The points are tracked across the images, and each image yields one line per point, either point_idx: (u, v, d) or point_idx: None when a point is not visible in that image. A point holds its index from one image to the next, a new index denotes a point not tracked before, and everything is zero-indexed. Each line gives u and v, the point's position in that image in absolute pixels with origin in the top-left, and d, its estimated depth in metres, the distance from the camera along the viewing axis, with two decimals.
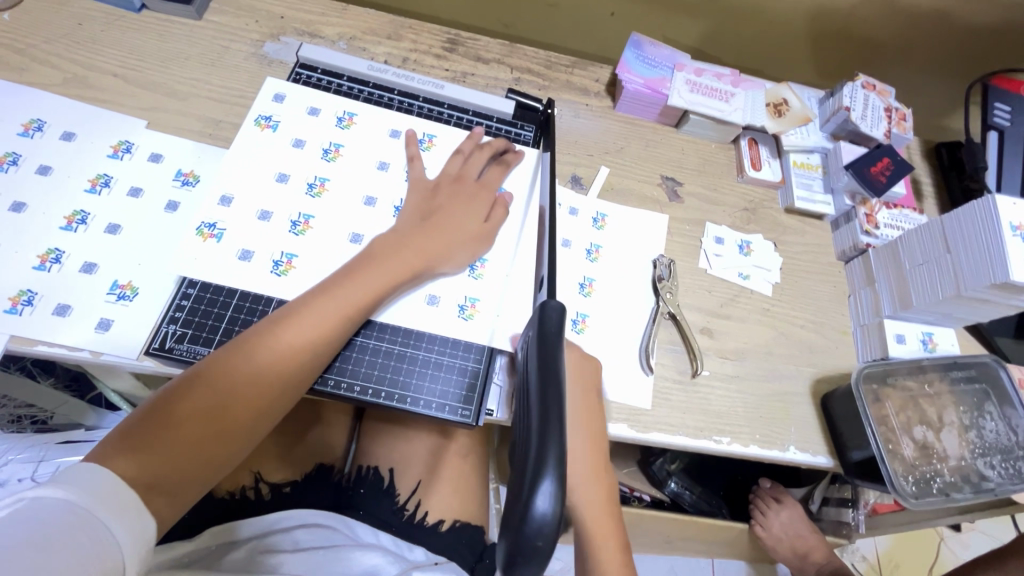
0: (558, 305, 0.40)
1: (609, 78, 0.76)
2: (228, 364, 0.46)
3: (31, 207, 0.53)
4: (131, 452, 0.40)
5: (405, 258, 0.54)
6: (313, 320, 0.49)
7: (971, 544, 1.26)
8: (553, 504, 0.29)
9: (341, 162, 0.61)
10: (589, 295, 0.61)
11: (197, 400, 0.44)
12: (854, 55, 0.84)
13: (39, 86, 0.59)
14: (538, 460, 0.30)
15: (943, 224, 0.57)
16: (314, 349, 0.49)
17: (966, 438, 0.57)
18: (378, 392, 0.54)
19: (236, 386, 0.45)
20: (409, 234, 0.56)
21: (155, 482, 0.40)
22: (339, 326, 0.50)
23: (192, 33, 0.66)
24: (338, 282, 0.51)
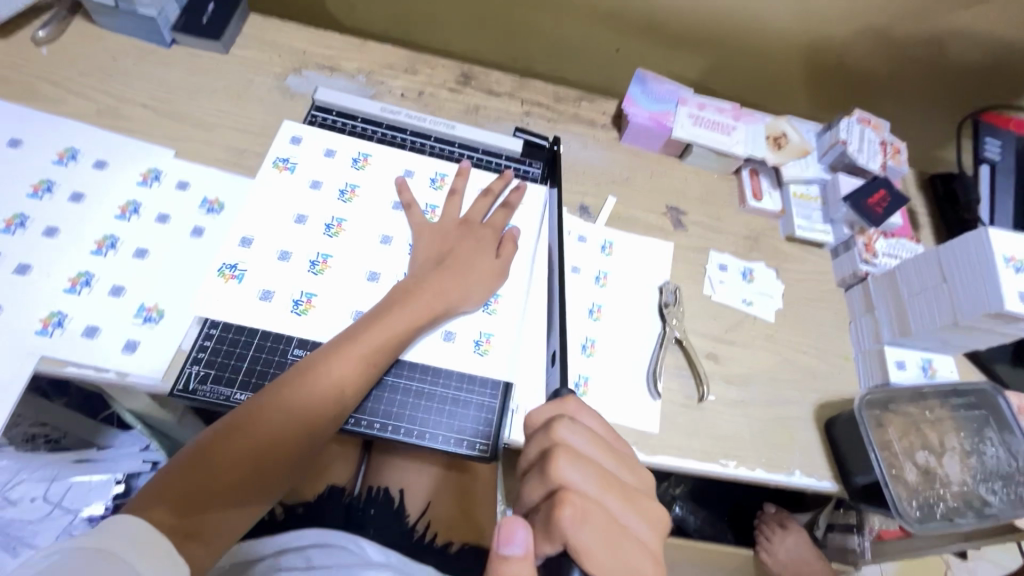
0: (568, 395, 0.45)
1: (615, 111, 0.79)
2: (261, 410, 0.48)
3: (63, 232, 0.55)
4: (171, 501, 0.42)
5: (425, 300, 0.56)
6: (342, 366, 0.51)
7: (977, 572, 1.25)
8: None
9: (357, 202, 0.63)
10: (598, 320, 0.63)
11: (231, 448, 0.46)
12: (850, 90, 0.87)
13: (73, 117, 0.62)
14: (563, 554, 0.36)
15: (939, 254, 0.60)
16: (342, 395, 0.51)
17: (968, 464, 0.58)
18: (397, 429, 0.56)
19: (268, 431, 0.47)
20: (425, 278, 0.58)
21: (191, 530, 0.42)
22: (365, 372, 0.52)
23: (219, 67, 0.69)
24: (366, 327, 0.53)
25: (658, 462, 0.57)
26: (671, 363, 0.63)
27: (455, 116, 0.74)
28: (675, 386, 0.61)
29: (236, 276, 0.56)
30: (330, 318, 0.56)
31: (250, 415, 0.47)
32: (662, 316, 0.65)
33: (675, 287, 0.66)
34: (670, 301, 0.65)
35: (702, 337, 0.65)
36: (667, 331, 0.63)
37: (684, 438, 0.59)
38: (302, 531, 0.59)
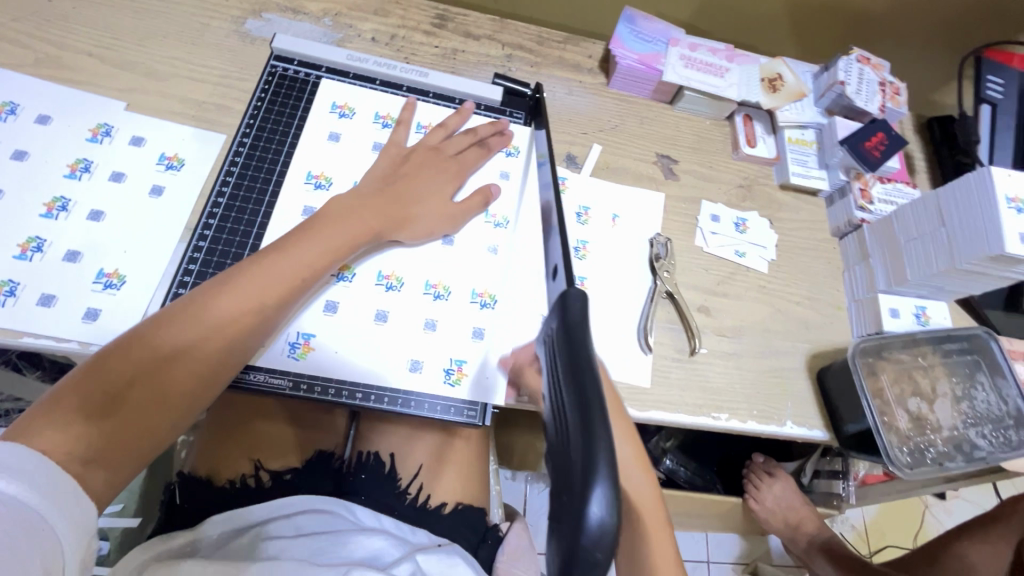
0: (581, 290, 0.34)
1: (602, 54, 0.74)
2: (170, 325, 0.42)
3: (8, 194, 0.51)
4: (55, 433, 0.36)
5: (362, 219, 0.52)
6: (264, 281, 0.45)
7: (954, 510, 1.31)
8: (609, 514, 0.25)
9: (340, 154, 0.59)
10: (584, 258, 0.61)
11: (133, 364, 0.40)
12: (849, 28, 0.82)
13: (9, 67, 0.56)
14: (585, 471, 0.26)
15: (938, 196, 0.58)
16: (265, 304, 0.45)
17: (959, 409, 0.58)
18: (381, 397, 0.51)
19: (178, 348, 0.42)
20: (350, 205, 0.52)
21: (94, 456, 0.37)
22: (300, 284, 0.47)
23: (170, 10, 0.63)
24: (290, 244, 0.48)
25: (651, 417, 0.56)
26: (663, 318, 0.61)
27: (431, 61, 0.69)
28: (667, 340, 0.60)
29: (205, 243, 0.53)
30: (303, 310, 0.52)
31: (158, 335, 0.41)
32: (653, 270, 0.63)
33: (666, 239, 0.64)
34: (660, 254, 0.63)
35: (694, 290, 0.63)
36: (658, 285, 0.61)
37: (676, 393, 0.58)
38: (289, 499, 0.58)
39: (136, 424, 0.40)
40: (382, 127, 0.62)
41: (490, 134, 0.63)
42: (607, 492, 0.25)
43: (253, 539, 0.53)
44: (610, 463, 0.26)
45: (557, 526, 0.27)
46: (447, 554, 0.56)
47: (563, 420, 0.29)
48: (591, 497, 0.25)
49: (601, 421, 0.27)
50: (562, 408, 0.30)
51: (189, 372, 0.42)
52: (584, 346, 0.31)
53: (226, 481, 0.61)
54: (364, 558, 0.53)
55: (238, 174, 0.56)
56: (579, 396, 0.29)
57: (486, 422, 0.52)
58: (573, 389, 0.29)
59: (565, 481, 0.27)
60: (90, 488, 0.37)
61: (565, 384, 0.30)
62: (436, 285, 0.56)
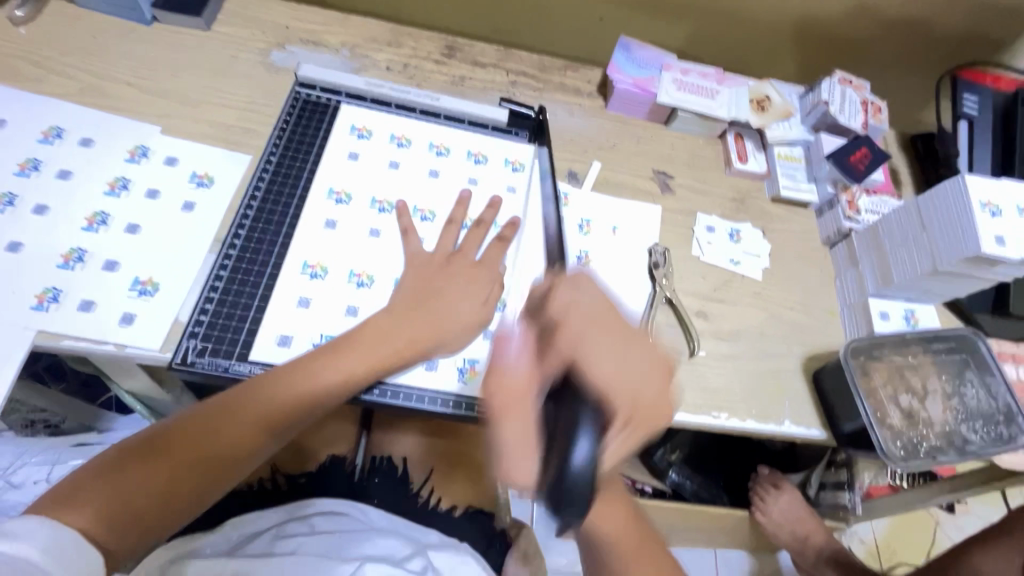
0: None
1: (600, 79, 0.79)
2: (212, 416, 0.47)
3: (53, 210, 0.55)
4: (90, 497, 0.41)
5: (421, 323, 0.54)
6: (310, 383, 0.50)
7: (964, 526, 1.30)
8: (591, 446, 0.37)
9: (360, 169, 0.64)
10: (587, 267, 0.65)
11: (185, 442, 0.46)
12: (834, 54, 0.87)
13: (56, 96, 0.62)
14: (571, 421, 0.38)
15: (919, 203, 0.61)
16: (307, 406, 0.50)
17: (949, 405, 0.60)
18: (395, 395, 0.54)
19: (212, 441, 0.47)
20: (395, 316, 0.54)
21: (112, 523, 0.41)
22: (334, 392, 0.50)
23: (202, 44, 0.69)
24: (346, 348, 0.51)
25: None
26: (663, 322, 0.64)
27: (441, 87, 0.74)
28: (667, 343, 0.63)
29: (234, 252, 0.57)
30: (325, 316, 0.56)
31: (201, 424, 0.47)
32: (652, 277, 0.66)
33: (664, 248, 0.67)
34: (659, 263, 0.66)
35: (692, 296, 0.66)
36: (657, 290, 0.65)
37: (677, 393, 0.60)
38: (306, 500, 0.60)
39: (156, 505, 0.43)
40: (400, 147, 0.66)
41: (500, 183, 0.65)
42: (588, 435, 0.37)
43: (271, 537, 0.55)
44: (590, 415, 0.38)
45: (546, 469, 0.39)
46: (456, 552, 0.58)
47: None
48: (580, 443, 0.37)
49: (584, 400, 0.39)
50: None
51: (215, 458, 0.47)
52: None
53: (246, 483, 0.63)
54: (378, 555, 0.54)
55: (265, 189, 0.61)
56: None
57: None
58: None
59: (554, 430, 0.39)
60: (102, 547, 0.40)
61: None
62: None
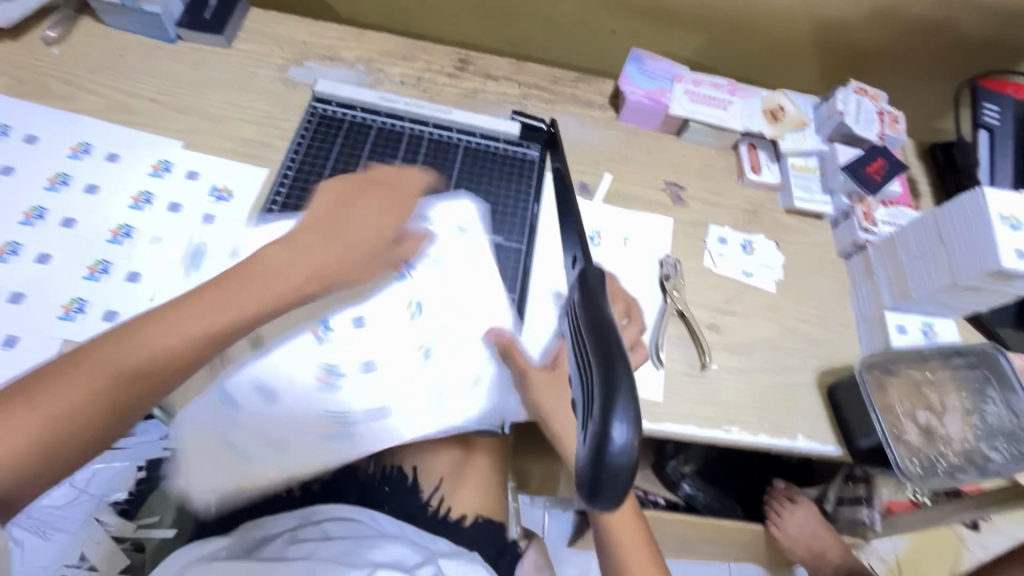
0: (599, 266, 0.39)
1: (612, 91, 0.80)
2: (118, 344, 0.43)
3: (80, 223, 0.57)
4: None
5: (322, 262, 0.50)
6: (194, 320, 0.44)
7: (990, 544, 1.26)
8: (630, 429, 0.28)
9: None
10: None
11: (55, 382, 0.41)
12: (850, 62, 0.86)
13: (84, 113, 0.64)
14: (603, 394, 0.29)
15: (936, 216, 0.61)
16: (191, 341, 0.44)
17: (969, 422, 0.59)
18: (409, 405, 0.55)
19: (78, 379, 0.41)
20: (298, 254, 0.49)
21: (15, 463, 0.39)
22: (226, 325, 0.46)
23: (223, 61, 0.71)
24: (240, 284, 0.47)
25: (662, 430, 0.58)
26: (674, 334, 0.64)
27: (454, 100, 0.75)
28: (678, 356, 0.62)
29: None
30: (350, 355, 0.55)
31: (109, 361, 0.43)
32: (663, 289, 0.66)
33: (676, 260, 0.67)
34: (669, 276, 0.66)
35: (703, 308, 0.66)
36: (668, 304, 0.64)
37: (688, 406, 0.60)
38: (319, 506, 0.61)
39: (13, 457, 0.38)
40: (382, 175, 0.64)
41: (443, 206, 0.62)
42: (628, 409, 0.28)
43: (283, 542, 0.55)
44: (629, 394, 0.29)
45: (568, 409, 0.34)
46: (467, 561, 0.58)
47: (581, 344, 0.33)
48: (614, 411, 0.28)
49: (622, 359, 0.30)
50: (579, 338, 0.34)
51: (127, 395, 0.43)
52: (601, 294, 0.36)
53: None
54: (387, 561, 0.53)
55: (281, 203, 0.62)
56: (600, 327, 0.33)
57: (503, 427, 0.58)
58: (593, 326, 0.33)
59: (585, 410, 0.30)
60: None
61: (585, 324, 0.34)
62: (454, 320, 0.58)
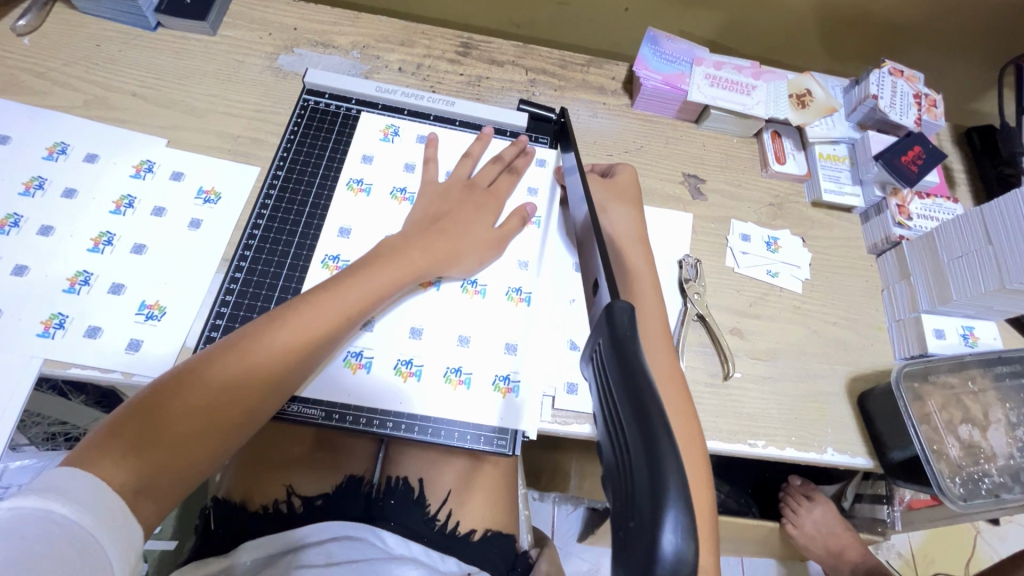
0: (627, 303, 0.35)
1: (626, 75, 0.74)
2: (223, 359, 0.43)
3: (58, 230, 0.53)
4: (112, 455, 0.37)
5: (409, 260, 0.52)
6: (314, 316, 0.46)
7: (1008, 537, 1.24)
8: (685, 539, 0.24)
9: (377, 172, 0.61)
10: None
11: (191, 396, 0.41)
12: (882, 41, 0.80)
13: (60, 109, 0.60)
14: (652, 495, 0.25)
15: (983, 214, 0.56)
16: (318, 337, 0.46)
17: (1013, 436, 0.55)
18: (411, 427, 0.51)
19: (213, 388, 0.42)
20: (394, 258, 0.52)
21: (146, 490, 0.38)
22: (339, 316, 0.47)
23: (208, 49, 0.66)
24: (344, 278, 0.49)
25: None
26: (695, 341, 0.60)
27: (457, 88, 0.70)
28: (699, 364, 0.58)
29: (240, 275, 0.54)
30: (487, 354, 0.54)
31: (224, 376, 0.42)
32: (683, 292, 0.61)
33: (695, 260, 0.63)
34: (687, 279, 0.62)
35: (726, 312, 0.62)
36: (689, 307, 0.60)
37: (710, 419, 0.56)
38: (321, 524, 0.58)
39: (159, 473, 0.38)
40: (385, 141, 0.63)
41: (513, 156, 0.64)
42: (679, 515, 0.24)
43: (286, 568, 0.53)
44: (681, 492, 0.25)
45: (606, 490, 0.31)
46: None
47: (619, 427, 0.29)
48: (667, 520, 0.24)
49: (665, 440, 0.26)
50: (616, 415, 0.30)
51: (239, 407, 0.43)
52: (638, 358, 0.31)
53: (259, 506, 0.61)
54: None
55: (272, 206, 0.58)
56: (637, 403, 0.28)
57: (516, 452, 0.51)
58: (630, 397, 0.29)
59: (633, 504, 0.26)
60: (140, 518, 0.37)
61: (621, 395, 0.30)
62: (521, 291, 0.58)
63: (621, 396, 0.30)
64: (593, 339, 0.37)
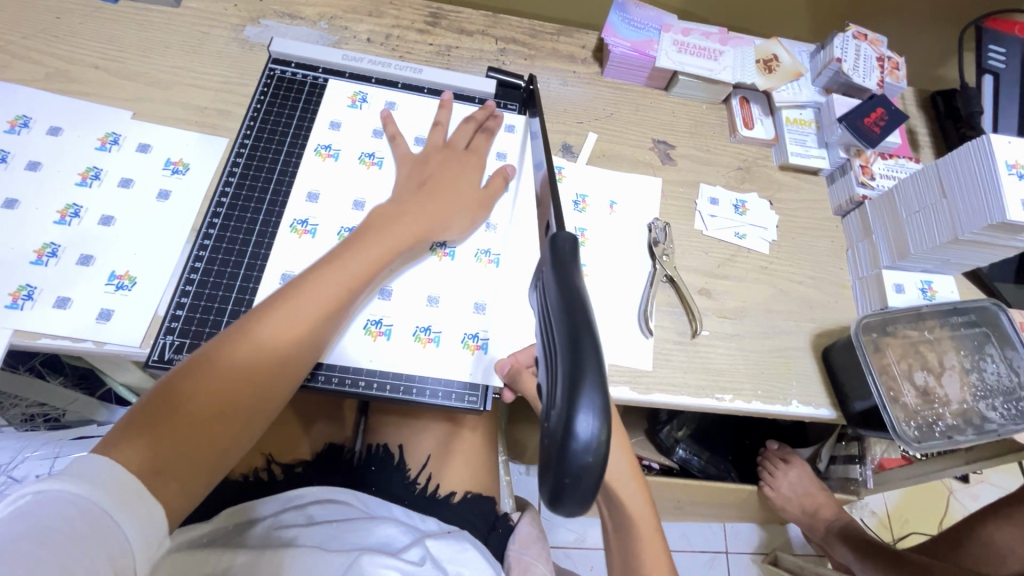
0: (570, 232, 0.37)
1: (596, 44, 0.75)
2: (234, 341, 0.43)
3: (24, 203, 0.53)
4: (131, 441, 0.37)
5: (403, 227, 0.52)
6: (316, 290, 0.47)
7: (979, 495, 1.28)
8: (597, 424, 0.27)
9: (345, 139, 0.61)
10: (583, 245, 0.62)
11: (205, 378, 0.41)
12: (847, 9, 0.81)
13: (21, 82, 0.59)
14: (570, 387, 0.28)
15: (938, 167, 0.57)
16: (323, 310, 0.46)
17: (968, 381, 0.57)
18: (384, 385, 0.52)
19: (225, 370, 0.42)
20: (385, 227, 0.52)
21: (164, 468, 0.38)
22: (342, 287, 0.48)
23: (172, 21, 0.65)
24: (342, 251, 0.50)
25: (653, 399, 0.56)
26: (664, 302, 0.61)
27: (426, 58, 0.70)
28: (668, 324, 0.60)
29: (209, 243, 0.54)
30: (457, 313, 0.55)
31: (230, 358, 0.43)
32: (652, 255, 0.63)
33: (665, 224, 0.64)
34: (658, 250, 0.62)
35: (695, 273, 0.63)
36: (657, 269, 0.61)
37: (679, 375, 0.58)
38: (303, 490, 0.59)
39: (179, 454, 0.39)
40: (353, 108, 0.63)
41: (486, 118, 0.64)
42: (594, 400, 0.27)
43: (267, 529, 0.54)
44: (594, 379, 0.28)
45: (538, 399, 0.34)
46: (455, 539, 0.56)
47: (550, 335, 0.32)
48: (581, 403, 0.27)
49: (589, 342, 0.29)
50: (550, 330, 0.33)
51: (249, 387, 0.43)
52: (572, 276, 0.34)
53: (238, 475, 0.61)
54: (375, 544, 0.53)
55: (240, 172, 0.58)
56: (566, 312, 0.31)
57: (488, 406, 0.53)
58: (562, 308, 0.32)
59: (552, 399, 0.30)
60: (160, 499, 0.37)
61: (554, 309, 0.33)
62: (490, 253, 0.59)
63: (554, 310, 0.33)
64: (539, 269, 0.39)
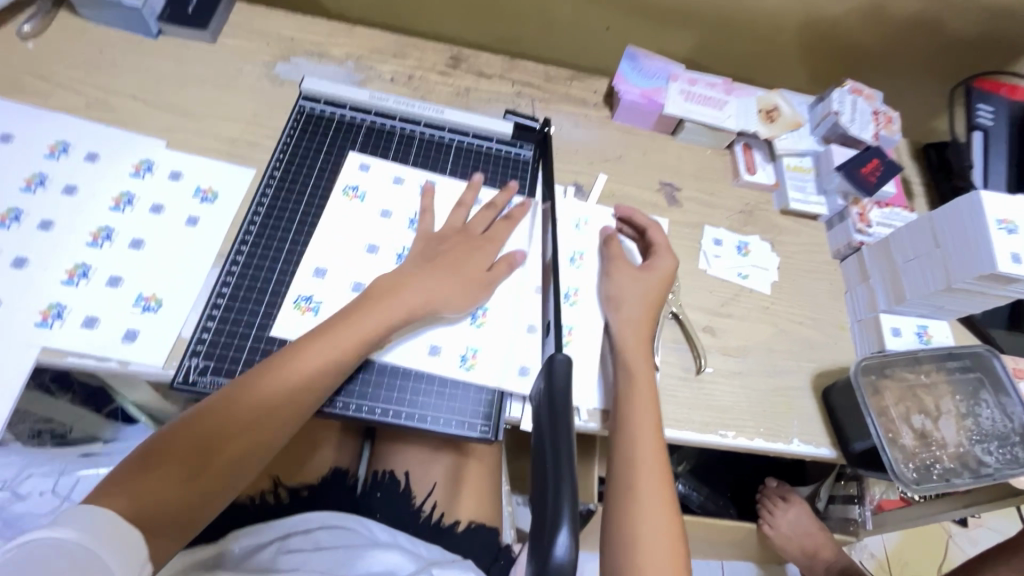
0: (566, 355, 0.38)
1: (607, 89, 0.79)
2: (226, 401, 0.45)
3: (58, 225, 0.55)
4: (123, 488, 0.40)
5: (403, 303, 0.53)
6: (306, 361, 0.48)
7: (978, 539, 1.28)
8: (571, 546, 0.28)
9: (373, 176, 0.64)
10: (579, 268, 0.64)
11: (197, 433, 0.44)
12: (844, 64, 0.85)
13: (62, 110, 0.62)
14: (553, 502, 0.30)
15: (932, 221, 0.60)
16: (310, 382, 0.48)
17: (963, 426, 0.59)
18: (399, 413, 0.54)
19: (214, 425, 0.45)
20: (390, 290, 0.54)
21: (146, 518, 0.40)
22: (337, 363, 0.49)
23: (207, 57, 0.69)
24: (341, 321, 0.51)
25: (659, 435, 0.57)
26: (670, 338, 0.63)
27: (446, 98, 0.73)
28: (674, 360, 0.62)
29: (236, 269, 0.56)
30: (475, 344, 0.57)
31: (221, 405, 0.45)
32: None
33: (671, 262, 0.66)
34: (643, 224, 0.65)
35: (699, 311, 0.65)
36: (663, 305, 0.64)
37: (684, 411, 0.59)
38: (307, 514, 0.59)
39: (171, 503, 0.41)
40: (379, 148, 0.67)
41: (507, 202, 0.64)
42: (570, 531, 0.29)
43: (274, 553, 0.54)
44: (570, 506, 0.30)
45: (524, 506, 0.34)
46: (460, 568, 0.56)
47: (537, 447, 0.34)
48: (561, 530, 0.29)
49: (568, 471, 0.31)
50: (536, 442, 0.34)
51: (236, 436, 0.45)
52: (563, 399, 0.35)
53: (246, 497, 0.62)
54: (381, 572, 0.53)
55: (269, 204, 0.60)
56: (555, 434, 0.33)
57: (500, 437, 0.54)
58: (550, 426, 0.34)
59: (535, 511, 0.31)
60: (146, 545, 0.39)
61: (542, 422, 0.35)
62: (505, 287, 0.61)
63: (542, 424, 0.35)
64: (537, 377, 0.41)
